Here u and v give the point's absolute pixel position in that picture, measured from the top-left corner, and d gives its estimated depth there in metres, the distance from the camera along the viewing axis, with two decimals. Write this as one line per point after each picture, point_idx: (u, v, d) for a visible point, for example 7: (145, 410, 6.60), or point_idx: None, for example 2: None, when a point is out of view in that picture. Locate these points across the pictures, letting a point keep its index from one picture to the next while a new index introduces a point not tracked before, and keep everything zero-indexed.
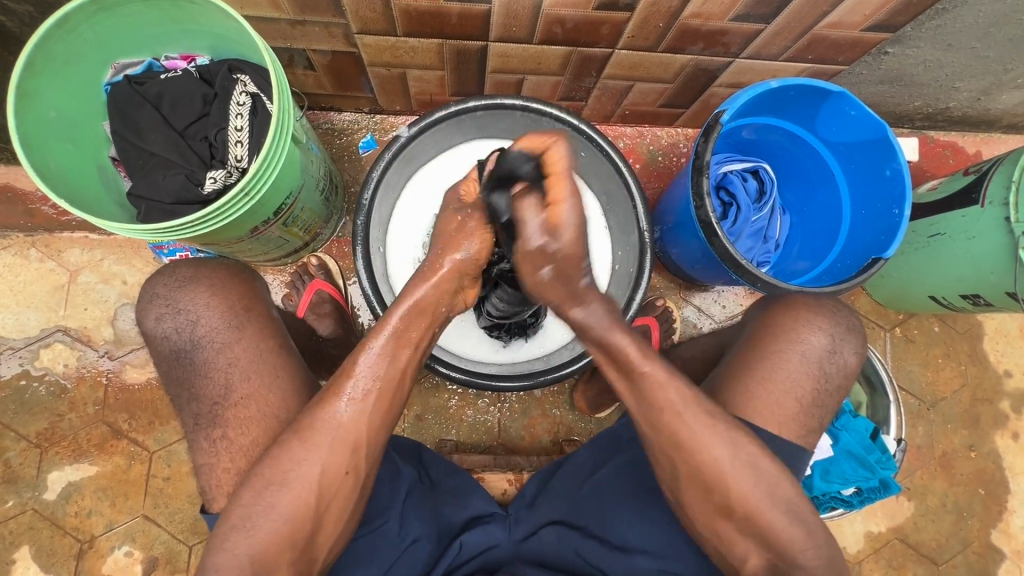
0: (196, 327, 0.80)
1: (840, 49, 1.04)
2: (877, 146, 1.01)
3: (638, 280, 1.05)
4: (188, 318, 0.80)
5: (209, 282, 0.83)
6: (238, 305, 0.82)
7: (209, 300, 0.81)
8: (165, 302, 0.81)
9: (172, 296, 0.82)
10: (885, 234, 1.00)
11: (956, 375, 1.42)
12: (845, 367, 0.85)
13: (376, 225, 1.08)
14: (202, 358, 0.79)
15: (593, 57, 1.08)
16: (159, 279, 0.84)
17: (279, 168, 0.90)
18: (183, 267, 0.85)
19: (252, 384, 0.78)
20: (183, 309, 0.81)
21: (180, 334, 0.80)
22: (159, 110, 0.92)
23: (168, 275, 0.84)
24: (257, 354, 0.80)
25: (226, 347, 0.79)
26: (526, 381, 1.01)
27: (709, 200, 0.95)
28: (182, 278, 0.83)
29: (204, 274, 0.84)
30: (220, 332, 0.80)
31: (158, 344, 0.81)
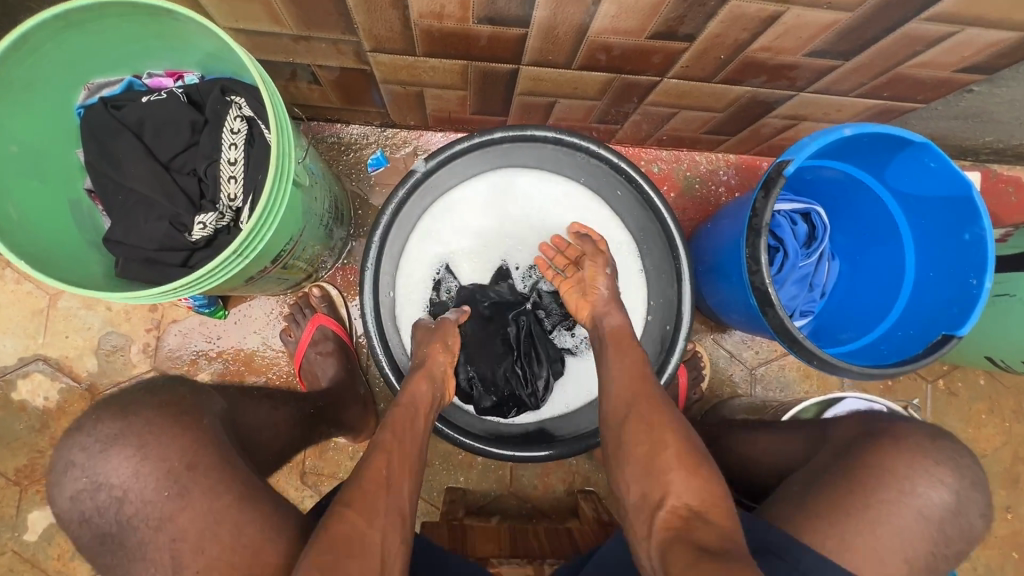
0: (123, 504, 0.62)
1: (923, 88, 0.91)
2: (958, 205, 0.89)
3: (675, 339, 0.94)
4: (112, 493, 0.62)
5: (138, 440, 0.63)
6: (178, 464, 0.62)
7: (139, 467, 0.62)
8: (82, 476, 0.62)
9: (90, 468, 0.62)
10: (957, 306, 0.88)
11: (998, 432, 1.33)
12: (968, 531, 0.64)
13: (386, 265, 0.97)
14: (136, 540, 0.61)
15: (638, 84, 0.94)
16: (75, 440, 0.64)
17: (280, 215, 0.79)
18: (105, 423, 0.64)
19: (206, 558, 0.61)
20: (105, 482, 0.62)
21: (104, 515, 0.62)
22: (141, 138, 0.80)
23: (87, 435, 0.64)
24: (210, 519, 0.62)
25: (166, 522, 0.61)
26: (544, 451, 0.90)
27: (766, 264, 0.84)
28: (102, 442, 0.63)
29: (132, 428, 0.64)
30: (155, 505, 0.61)
31: (78, 528, 0.63)
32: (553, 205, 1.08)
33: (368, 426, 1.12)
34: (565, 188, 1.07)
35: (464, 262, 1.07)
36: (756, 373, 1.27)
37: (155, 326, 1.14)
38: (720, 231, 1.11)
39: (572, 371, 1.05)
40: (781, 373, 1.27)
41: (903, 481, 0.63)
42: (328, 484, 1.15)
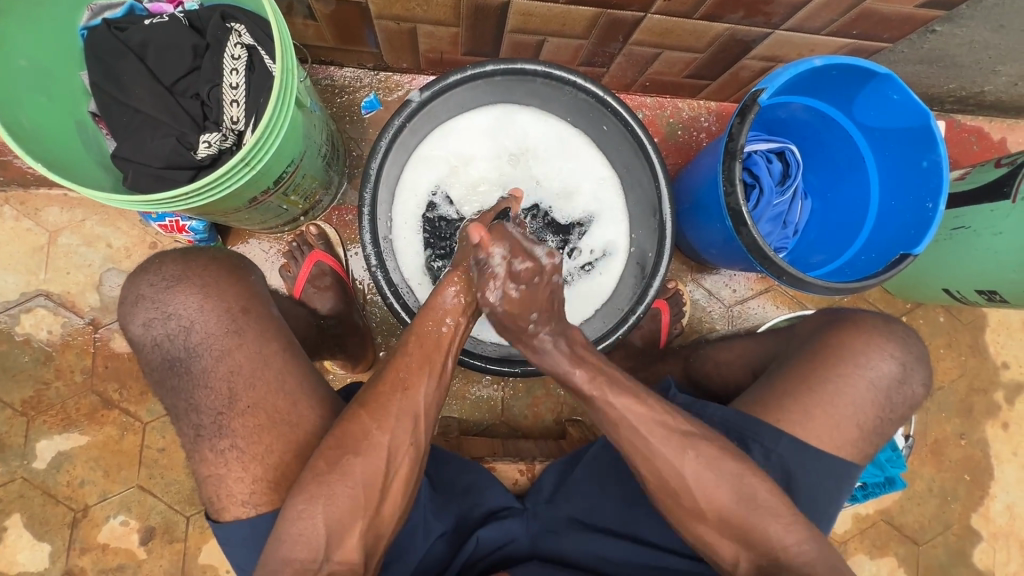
0: (189, 334, 0.72)
1: (888, 25, 0.97)
2: (917, 134, 0.96)
3: (657, 265, 0.99)
4: (181, 322, 0.72)
5: (200, 280, 0.74)
6: (235, 307, 0.74)
7: (203, 303, 0.73)
8: (152, 305, 0.73)
9: (160, 299, 0.73)
10: (916, 229, 0.96)
11: (955, 365, 1.43)
12: (913, 403, 0.74)
13: (382, 196, 1.01)
14: (200, 367, 0.72)
15: (623, 21, 0.99)
16: (143, 279, 0.75)
17: (282, 133, 0.82)
18: (168, 265, 0.76)
19: (258, 391, 0.72)
20: (173, 313, 0.73)
21: (173, 342, 0.73)
22: (144, 61, 0.83)
23: (153, 274, 0.75)
24: (261, 360, 0.73)
25: (225, 355, 0.72)
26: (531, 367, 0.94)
27: (740, 186, 0.90)
28: (169, 279, 0.74)
29: (193, 270, 0.76)
30: (217, 338, 0.73)
31: (148, 352, 0.74)
32: (545, 144, 1.12)
33: (365, 357, 1.16)
34: (556, 128, 1.12)
35: (459, 196, 1.12)
36: (733, 311, 1.34)
37: None
38: (698, 170, 1.18)
39: None
40: (757, 310, 1.34)
41: (860, 358, 0.73)
42: None
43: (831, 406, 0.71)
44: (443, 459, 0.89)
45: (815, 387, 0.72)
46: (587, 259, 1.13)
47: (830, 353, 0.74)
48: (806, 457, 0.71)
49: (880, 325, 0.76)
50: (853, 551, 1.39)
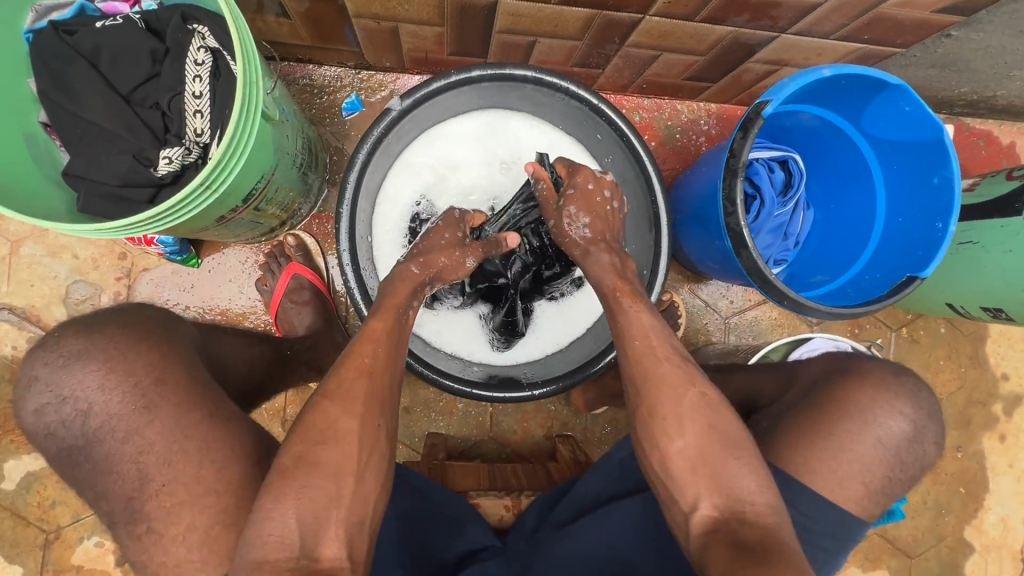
0: (87, 418, 0.67)
1: (902, 31, 0.91)
2: (929, 149, 0.90)
3: (653, 283, 0.95)
4: (76, 407, 0.67)
5: (99, 356, 0.68)
6: (144, 380, 0.67)
7: (103, 382, 0.67)
8: (48, 388, 0.68)
9: (55, 380, 0.68)
10: (923, 249, 0.91)
11: (954, 377, 1.40)
12: (920, 448, 0.70)
13: (362, 210, 0.95)
14: (102, 452, 0.66)
15: (620, 22, 0.92)
16: (40, 356, 0.70)
17: (249, 149, 0.76)
18: (70, 340, 0.69)
19: (174, 467, 0.65)
20: (69, 396, 0.67)
21: (69, 428, 0.67)
22: (97, 67, 0.76)
23: (51, 350, 0.69)
24: (179, 433, 0.66)
25: (132, 435, 0.66)
26: (521, 392, 0.90)
27: (741, 206, 0.84)
28: (66, 356, 0.68)
29: (97, 344, 0.69)
30: (121, 419, 0.66)
31: (44, 439, 0.68)
32: (536, 152, 1.06)
33: None
34: (549, 135, 1.05)
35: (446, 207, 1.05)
36: (729, 322, 1.30)
37: (125, 275, 1.11)
38: (698, 180, 1.12)
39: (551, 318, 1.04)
40: (754, 322, 1.30)
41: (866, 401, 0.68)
42: None
43: (834, 453, 0.67)
44: (425, 492, 0.84)
45: (819, 439, 0.68)
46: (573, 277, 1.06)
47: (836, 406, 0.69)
48: (805, 503, 0.67)
49: (887, 365, 0.71)
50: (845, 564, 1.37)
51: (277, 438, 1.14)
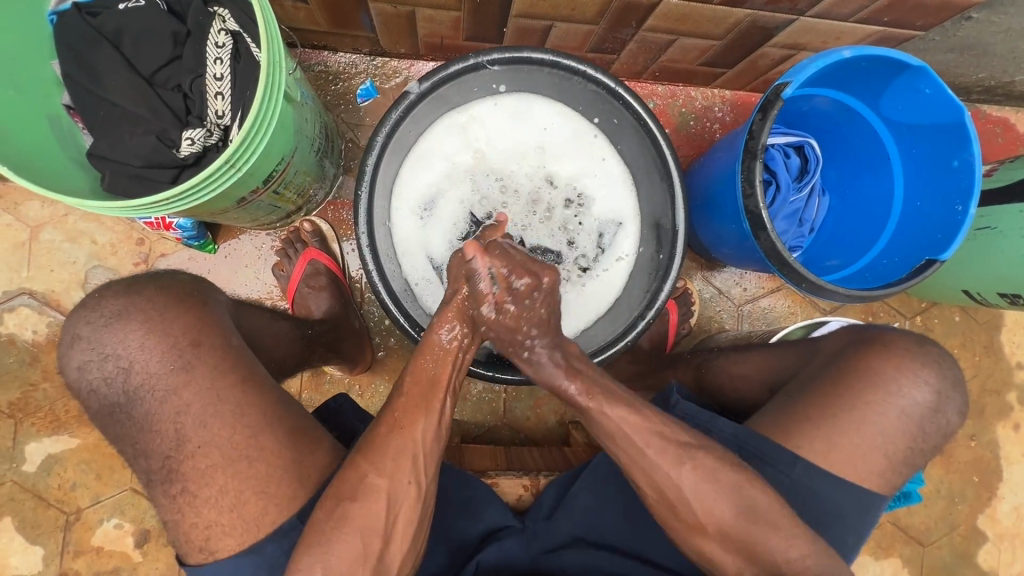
0: (129, 375, 0.66)
1: (922, 13, 0.91)
2: (950, 132, 0.89)
3: (669, 267, 0.93)
4: (119, 364, 0.66)
5: (144, 317, 0.68)
6: (178, 347, 0.67)
7: (147, 340, 0.67)
8: (89, 347, 0.67)
9: (97, 339, 0.67)
10: (944, 232, 0.91)
11: (969, 365, 1.39)
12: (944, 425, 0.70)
13: (379, 195, 0.96)
14: (142, 412, 0.66)
15: (637, 5, 0.92)
16: (79, 320, 0.68)
17: (271, 130, 0.77)
18: (109, 300, 0.69)
19: (210, 430, 0.66)
20: (110, 354, 0.67)
21: (111, 386, 0.66)
22: (120, 49, 0.77)
23: (92, 310, 0.69)
24: (213, 395, 0.67)
25: (172, 394, 0.66)
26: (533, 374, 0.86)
27: (760, 188, 0.85)
28: (106, 317, 0.68)
29: (137, 304, 0.69)
30: (161, 377, 0.66)
31: (87, 397, 0.68)
32: (556, 139, 1.06)
33: (364, 358, 1.12)
34: (568, 122, 1.05)
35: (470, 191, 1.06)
36: (742, 310, 1.30)
37: (142, 260, 1.12)
38: (713, 165, 1.11)
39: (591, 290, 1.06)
40: (767, 309, 1.30)
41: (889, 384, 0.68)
42: None
43: (857, 433, 0.67)
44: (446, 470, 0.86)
45: (840, 413, 0.68)
46: (607, 226, 1.07)
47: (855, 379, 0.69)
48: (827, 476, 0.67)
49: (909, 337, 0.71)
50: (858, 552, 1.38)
51: None
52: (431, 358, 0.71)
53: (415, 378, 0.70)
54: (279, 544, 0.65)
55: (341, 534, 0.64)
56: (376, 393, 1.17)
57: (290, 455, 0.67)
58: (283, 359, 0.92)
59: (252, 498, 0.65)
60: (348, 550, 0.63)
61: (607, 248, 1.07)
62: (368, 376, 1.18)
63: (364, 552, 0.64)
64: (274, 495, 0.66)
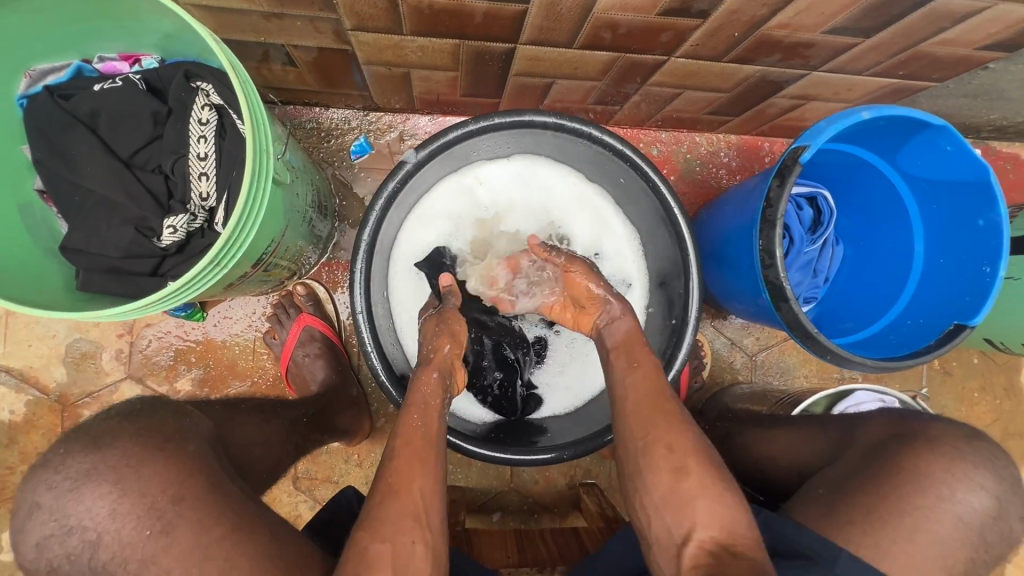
0: (98, 549, 0.53)
1: (939, 67, 0.87)
2: (973, 190, 0.85)
3: (682, 336, 0.89)
4: (82, 538, 0.52)
5: (114, 470, 0.54)
6: (160, 499, 0.53)
7: (114, 505, 0.52)
8: (50, 517, 0.53)
9: (58, 507, 0.53)
10: (970, 294, 0.86)
11: (990, 409, 1.35)
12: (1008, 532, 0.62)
13: (376, 266, 0.91)
14: None
15: (642, 64, 0.88)
16: (41, 475, 0.54)
17: (262, 213, 0.72)
18: (75, 457, 0.55)
19: None
20: (73, 526, 0.52)
21: (73, 564, 0.52)
22: (96, 131, 0.72)
23: (54, 471, 0.55)
24: (199, 564, 0.53)
25: (149, 564, 0.52)
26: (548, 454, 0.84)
27: (780, 257, 0.80)
28: (71, 477, 0.53)
29: (108, 460, 0.55)
30: (137, 545, 0.52)
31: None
32: (563, 201, 1.02)
33: (363, 428, 1.07)
34: (576, 182, 1.00)
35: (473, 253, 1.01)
36: (756, 360, 1.25)
37: (127, 331, 1.06)
38: (723, 218, 1.07)
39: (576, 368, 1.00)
40: (781, 359, 1.25)
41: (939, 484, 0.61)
42: (323, 489, 1.10)
43: None
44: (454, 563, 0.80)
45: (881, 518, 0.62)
46: (619, 289, 1.02)
47: (903, 480, 0.62)
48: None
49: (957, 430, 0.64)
50: None
51: (290, 496, 1.09)
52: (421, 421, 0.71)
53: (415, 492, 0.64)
54: None
55: None
56: (376, 462, 1.11)
57: None
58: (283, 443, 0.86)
59: None
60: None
61: (618, 306, 1.02)
62: (367, 445, 1.12)
63: None
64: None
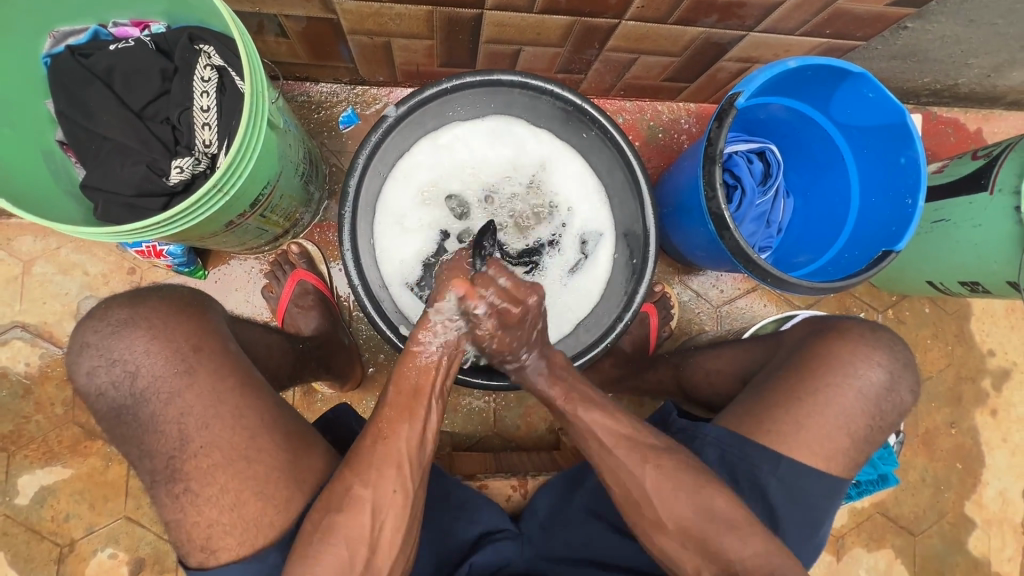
0: (136, 379, 0.69)
1: (860, 25, 0.98)
2: (895, 131, 0.96)
3: (642, 271, 0.98)
4: (127, 368, 0.69)
5: (149, 324, 0.70)
6: (185, 347, 0.70)
7: (151, 345, 0.69)
8: (98, 353, 0.70)
9: (105, 345, 0.70)
10: (897, 225, 0.96)
11: (943, 354, 1.44)
12: (900, 406, 0.73)
13: (363, 215, 1.00)
14: (148, 412, 0.68)
15: (598, 28, 0.98)
16: (88, 325, 0.71)
17: (257, 155, 0.81)
18: (116, 309, 0.72)
19: (213, 430, 0.68)
20: (119, 359, 0.69)
21: (119, 389, 0.69)
22: (111, 87, 0.81)
23: (99, 320, 0.71)
24: (214, 397, 0.69)
25: (175, 397, 0.68)
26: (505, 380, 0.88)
27: (721, 190, 0.90)
28: (114, 324, 0.70)
29: (141, 314, 0.71)
30: (165, 380, 0.69)
31: (95, 402, 0.70)
32: (534, 158, 1.11)
33: (355, 374, 1.15)
34: (546, 142, 1.10)
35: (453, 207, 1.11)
36: (721, 311, 1.34)
37: (134, 289, 1.15)
38: (681, 174, 1.17)
39: (568, 297, 1.10)
40: (744, 309, 1.34)
41: (844, 366, 0.72)
42: None
43: (821, 416, 0.71)
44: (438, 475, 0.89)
45: (802, 398, 0.71)
46: (589, 236, 1.12)
47: (815, 363, 0.74)
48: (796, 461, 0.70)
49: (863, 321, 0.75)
50: (851, 544, 1.40)
51: None
52: (416, 365, 0.74)
53: (407, 382, 0.74)
54: (277, 550, 0.68)
55: (339, 536, 0.67)
56: (368, 408, 1.20)
57: (281, 460, 0.70)
58: (277, 376, 0.96)
59: (249, 502, 0.68)
60: (348, 546, 0.67)
61: (587, 252, 1.12)
62: (359, 393, 1.20)
63: (360, 554, 0.67)
64: (273, 495, 0.69)
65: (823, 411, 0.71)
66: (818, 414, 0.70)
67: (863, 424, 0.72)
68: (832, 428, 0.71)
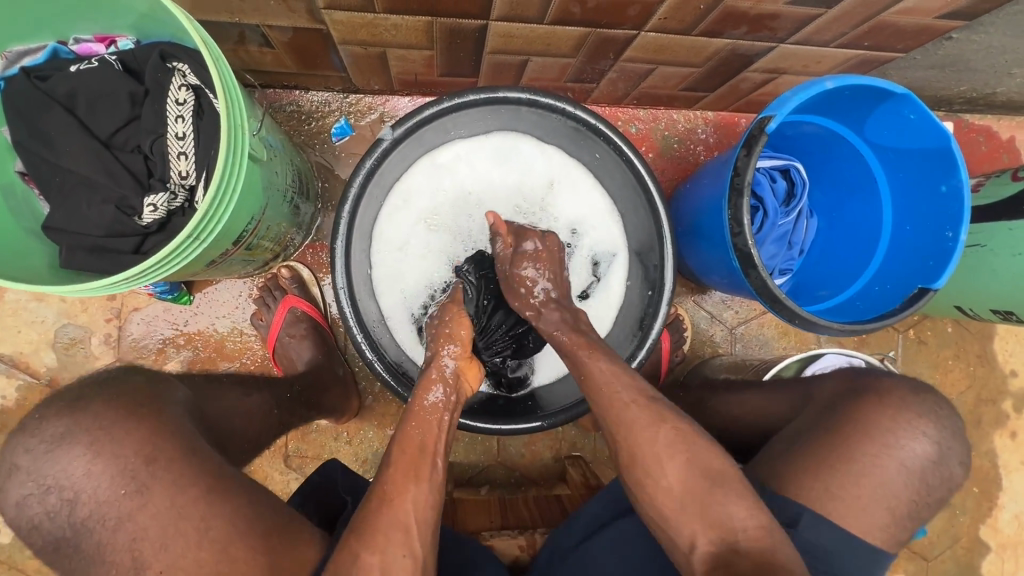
0: (75, 507, 0.62)
1: (903, 37, 0.89)
2: (936, 156, 0.88)
3: (658, 305, 0.91)
4: (63, 497, 0.62)
5: (89, 437, 0.63)
6: (137, 461, 0.62)
7: (90, 467, 0.62)
8: (31, 479, 0.63)
9: (38, 470, 0.62)
10: (934, 259, 0.89)
11: (964, 376, 1.38)
12: (944, 476, 0.67)
13: (357, 244, 0.93)
14: (92, 543, 0.61)
15: (614, 39, 0.89)
16: (20, 442, 0.64)
17: (238, 190, 0.73)
18: (51, 422, 0.64)
19: (171, 553, 0.61)
20: (53, 486, 0.62)
21: (55, 520, 0.62)
22: (73, 112, 0.73)
23: (32, 436, 0.64)
24: (173, 515, 0.62)
25: (125, 521, 0.61)
26: (529, 424, 0.87)
27: (748, 224, 0.83)
28: (48, 442, 0.63)
29: (82, 425, 0.64)
30: (111, 504, 0.62)
31: (29, 533, 0.63)
32: (541, 176, 1.03)
33: (351, 406, 1.09)
34: (554, 159, 1.02)
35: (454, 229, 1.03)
36: (736, 332, 1.28)
37: (114, 316, 1.08)
38: (699, 192, 1.08)
39: None
40: (760, 331, 1.28)
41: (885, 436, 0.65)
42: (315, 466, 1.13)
43: (861, 493, 0.65)
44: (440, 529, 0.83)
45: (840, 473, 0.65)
46: (599, 259, 1.04)
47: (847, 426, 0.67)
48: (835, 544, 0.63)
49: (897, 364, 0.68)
50: None
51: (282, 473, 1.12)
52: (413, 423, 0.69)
53: (411, 440, 0.70)
54: None
55: None
56: (365, 439, 1.14)
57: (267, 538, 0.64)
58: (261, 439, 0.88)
59: None
60: None
61: (598, 277, 1.05)
62: (356, 423, 1.14)
63: None
64: None
65: (865, 486, 0.64)
66: (858, 491, 0.64)
67: (908, 500, 0.65)
68: (873, 505, 0.65)
